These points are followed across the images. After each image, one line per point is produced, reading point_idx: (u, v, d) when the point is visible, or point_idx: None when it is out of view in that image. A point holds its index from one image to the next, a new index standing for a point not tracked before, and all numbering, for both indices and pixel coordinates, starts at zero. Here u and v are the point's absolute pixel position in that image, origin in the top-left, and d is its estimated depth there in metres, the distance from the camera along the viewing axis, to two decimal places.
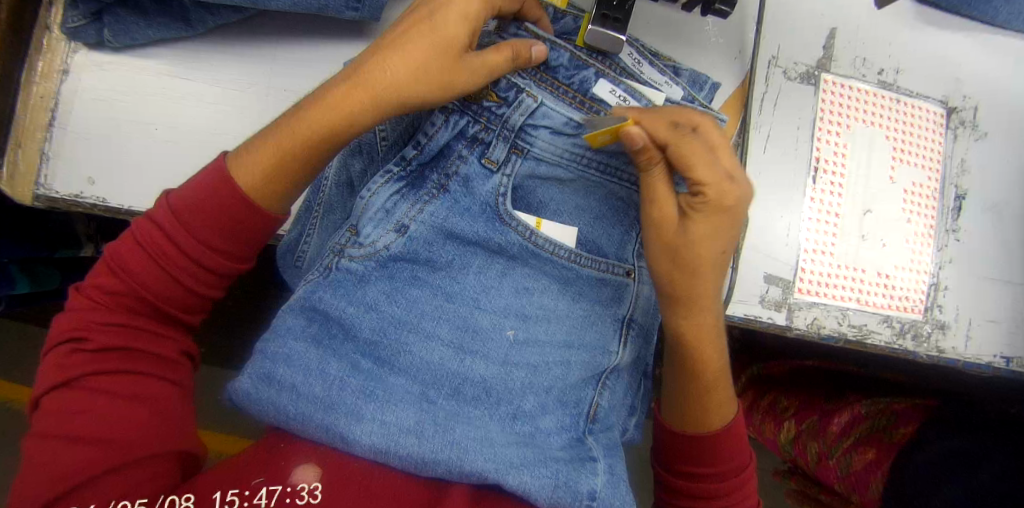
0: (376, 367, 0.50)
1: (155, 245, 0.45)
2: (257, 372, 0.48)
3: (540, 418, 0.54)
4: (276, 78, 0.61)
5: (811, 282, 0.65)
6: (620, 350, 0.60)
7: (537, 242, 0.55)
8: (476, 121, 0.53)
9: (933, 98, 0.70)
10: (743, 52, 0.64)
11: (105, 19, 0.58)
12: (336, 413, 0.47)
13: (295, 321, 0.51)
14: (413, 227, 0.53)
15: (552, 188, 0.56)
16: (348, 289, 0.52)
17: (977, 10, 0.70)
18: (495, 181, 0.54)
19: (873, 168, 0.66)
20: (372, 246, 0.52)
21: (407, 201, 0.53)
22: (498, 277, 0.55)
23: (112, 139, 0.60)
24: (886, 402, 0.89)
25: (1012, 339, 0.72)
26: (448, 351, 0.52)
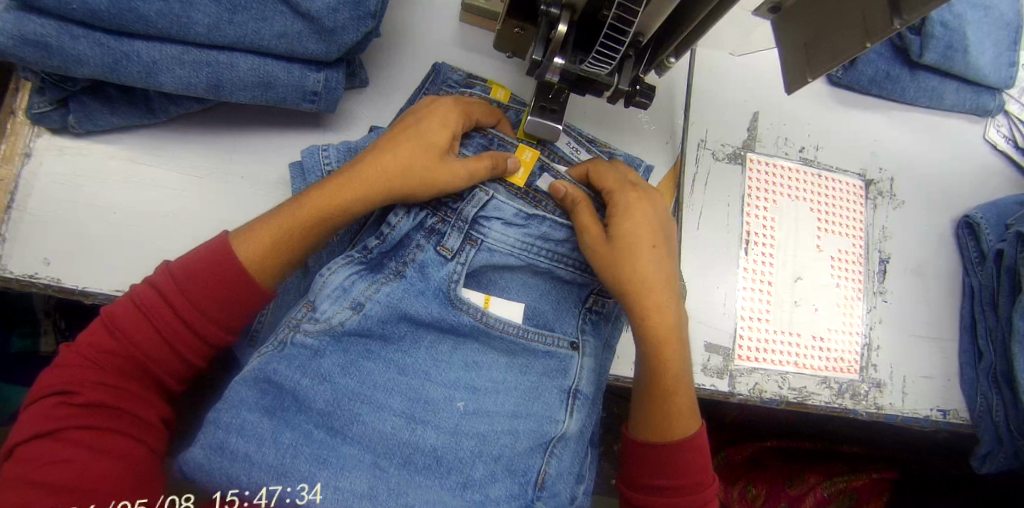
0: (327, 437, 0.49)
1: (156, 310, 0.48)
2: (210, 442, 0.47)
3: (490, 486, 0.53)
4: (237, 163, 0.65)
5: (749, 349, 0.68)
6: (566, 418, 0.59)
7: (487, 321, 0.57)
8: (434, 214, 0.57)
9: (852, 172, 0.76)
10: (673, 137, 0.70)
11: (70, 107, 0.60)
12: (290, 481, 0.46)
13: (249, 394, 0.49)
14: (368, 306, 0.53)
15: (504, 273, 0.60)
16: (302, 365, 0.51)
17: (888, 91, 0.77)
18: (449, 268, 0.56)
19: (800, 238, 0.71)
20: (327, 322, 0.52)
21: (364, 280, 0.54)
22: (449, 351, 0.56)
23: (71, 222, 0.62)
24: (846, 479, 0.89)
25: (945, 393, 0.76)
26: (399, 421, 0.52)
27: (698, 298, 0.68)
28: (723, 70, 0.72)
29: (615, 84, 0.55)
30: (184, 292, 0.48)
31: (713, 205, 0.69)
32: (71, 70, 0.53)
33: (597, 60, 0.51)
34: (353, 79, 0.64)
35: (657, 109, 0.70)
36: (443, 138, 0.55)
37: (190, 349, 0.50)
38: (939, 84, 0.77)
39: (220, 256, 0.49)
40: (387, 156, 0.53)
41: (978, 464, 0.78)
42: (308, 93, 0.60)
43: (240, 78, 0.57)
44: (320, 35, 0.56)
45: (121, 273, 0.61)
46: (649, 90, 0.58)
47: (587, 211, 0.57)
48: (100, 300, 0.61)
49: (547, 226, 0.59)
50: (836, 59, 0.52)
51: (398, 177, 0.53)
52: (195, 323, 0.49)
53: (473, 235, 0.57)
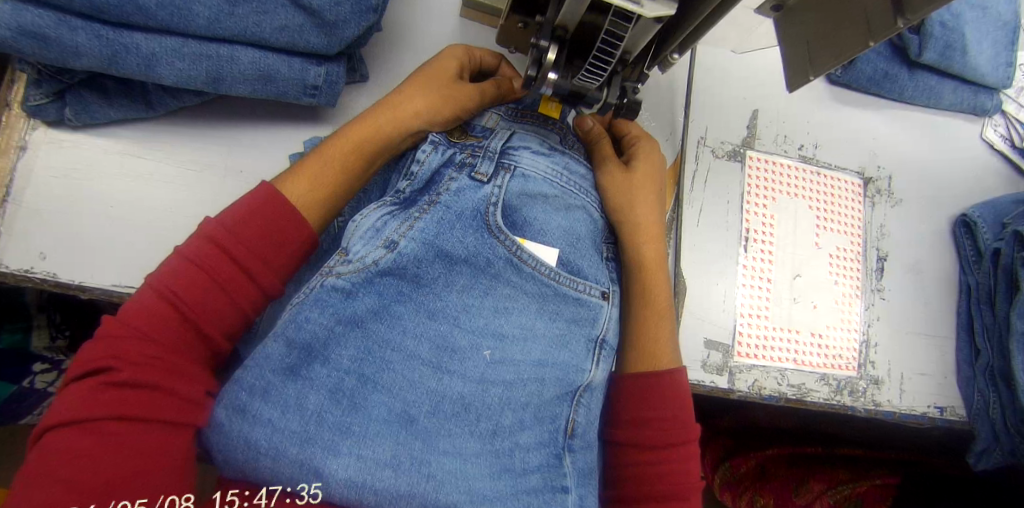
0: (358, 385, 0.48)
1: (212, 264, 0.48)
2: (233, 402, 0.46)
3: (519, 433, 0.52)
4: (235, 157, 0.64)
5: (749, 346, 0.69)
6: (593, 369, 0.58)
7: (521, 257, 0.55)
8: (462, 151, 0.57)
9: (850, 170, 0.76)
10: (674, 134, 0.70)
11: (68, 100, 0.59)
12: (313, 447, 0.45)
13: (275, 349, 0.47)
14: (403, 243, 0.52)
15: (540, 205, 0.58)
16: (335, 309, 0.49)
17: (887, 89, 0.77)
18: (485, 191, 0.55)
19: (799, 235, 0.72)
20: (360, 261, 0.51)
21: (397, 219, 0.53)
22: (480, 295, 0.54)
23: (67, 216, 0.61)
24: (849, 488, 0.91)
25: (942, 389, 0.76)
26: (426, 370, 0.50)
27: (697, 294, 0.68)
28: (723, 68, 0.72)
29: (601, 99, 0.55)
30: (237, 242, 0.49)
31: (713, 202, 0.69)
32: (70, 62, 0.53)
33: (588, 73, 0.51)
34: (354, 73, 0.64)
35: (657, 106, 0.70)
36: (455, 66, 0.60)
37: (242, 306, 0.49)
38: (938, 84, 0.78)
39: (270, 206, 0.50)
40: (414, 88, 0.58)
41: (974, 461, 0.78)
42: (308, 87, 0.60)
43: (239, 71, 0.57)
44: (322, 29, 0.56)
45: (118, 267, 0.61)
46: (637, 105, 0.56)
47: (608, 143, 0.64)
48: (97, 294, 0.60)
49: (568, 160, 0.61)
50: (839, 59, 0.52)
51: (424, 115, 0.57)
52: (246, 273, 0.49)
53: (506, 164, 0.57)
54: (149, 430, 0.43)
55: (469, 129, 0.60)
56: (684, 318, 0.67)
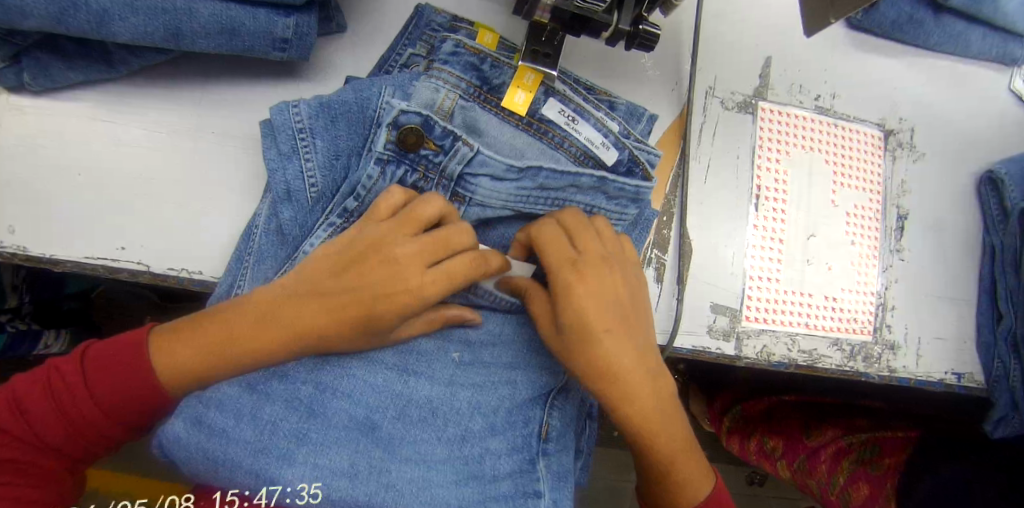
0: (316, 392, 0.46)
1: (61, 379, 0.42)
2: (189, 415, 0.44)
3: (490, 439, 0.50)
4: (207, 120, 0.60)
5: (758, 309, 0.65)
6: (569, 371, 0.55)
7: (478, 292, 0.52)
8: (414, 170, 0.52)
9: (869, 121, 0.71)
10: (680, 84, 0.65)
11: (24, 62, 0.55)
12: (267, 458, 0.43)
13: None
14: None
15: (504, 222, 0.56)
16: None
17: (911, 36, 0.71)
18: None
19: (814, 192, 0.67)
20: None
21: None
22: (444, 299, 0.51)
23: (31, 187, 0.57)
24: (864, 434, 0.88)
25: (960, 355, 0.72)
26: (391, 373, 0.49)
27: (705, 256, 0.64)
28: (733, 13, 0.67)
29: (614, 24, 0.51)
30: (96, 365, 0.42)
31: (721, 158, 0.65)
32: (17, 22, 0.49)
33: None
34: (330, 24, 0.59)
35: (662, 54, 0.65)
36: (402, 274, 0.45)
37: (103, 430, 0.42)
38: (964, 30, 0.71)
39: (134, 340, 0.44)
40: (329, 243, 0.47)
41: (991, 429, 0.75)
42: (279, 40, 0.55)
43: (202, 25, 0.52)
44: None
45: (89, 239, 0.57)
46: (653, 33, 0.52)
47: (540, 292, 0.51)
48: (69, 268, 0.57)
49: (544, 176, 0.53)
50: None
51: (322, 325, 0.45)
52: (105, 407, 0.42)
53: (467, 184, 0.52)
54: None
55: (429, 133, 0.51)
56: (690, 281, 0.63)
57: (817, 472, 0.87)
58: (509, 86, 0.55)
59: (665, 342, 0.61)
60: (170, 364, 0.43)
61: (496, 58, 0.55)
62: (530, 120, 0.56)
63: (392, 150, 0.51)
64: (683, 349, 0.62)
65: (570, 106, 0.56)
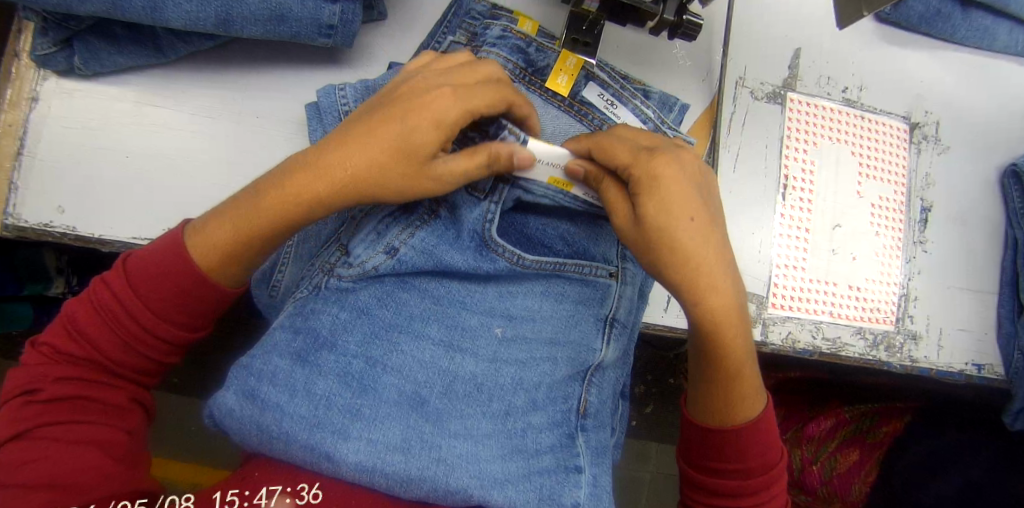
0: (366, 368, 0.48)
1: (106, 306, 0.44)
2: (241, 388, 0.46)
3: (532, 414, 0.52)
4: (249, 104, 0.62)
5: (784, 297, 0.66)
6: (604, 348, 0.57)
7: (525, 264, 0.53)
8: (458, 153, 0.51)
9: (897, 114, 0.72)
10: (710, 74, 0.65)
11: (76, 47, 0.57)
12: (323, 432, 0.44)
13: (283, 336, 0.48)
14: (403, 250, 0.51)
15: (540, 215, 0.56)
16: (337, 301, 0.50)
17: (938, 29, 0.72)
18: (482, 208, 0.52)
19: (840, 182, 0.68)
20: (362, 267, 0.51)
21: (398, 224, 0.52)
22: (481, 281, 0.54)
23: (81, 167, 0.60)
24: (866, 405, 0.91)
25: (981, 346, 0.73)
26: (438, 350, 0.51)
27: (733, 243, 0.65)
28: (764, 5, 0.68)
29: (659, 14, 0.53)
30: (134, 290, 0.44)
31: (749, 147, 0.66)
32: (74, 6, 0.50)
33: None
34: (371, 12, 0.61)
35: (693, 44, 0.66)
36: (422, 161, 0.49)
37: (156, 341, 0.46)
38: (992, 24, 0.72)
39: (166, 252, 0.45)
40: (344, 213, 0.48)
41: (1010, 421, 0.75)
42: (323, 27, 0.57)
43: (251, 11, 0.54)
44: None
45: (137, 219, 0.59)
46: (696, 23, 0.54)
47: (612, 191, 0.49)
48: (117, 247, 0.59)
49: None
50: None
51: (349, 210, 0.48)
52: (156, 313, 0.44)
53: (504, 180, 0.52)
54: (75, 439, 0.42)
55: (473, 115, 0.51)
56: None
57: (808, 446, 0.88)
58: (552, 70, 0.57)
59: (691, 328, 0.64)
60: (202, 249, 0.45)
61: (541, 43, 0.57)
62: (571, 102, 0.57)
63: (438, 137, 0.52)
64: None
65: (609, 92, 0.58)
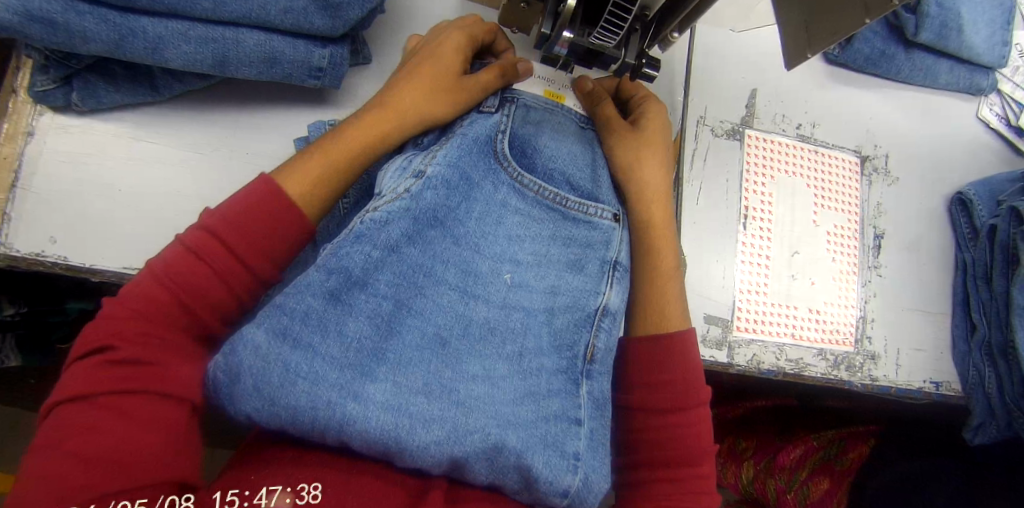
0: (395, 311, 0.48)
1: (208, 248, 0.46)
2: (273, 324, 0.44)
3: (542, 357, 0.54)
4: (241, 142, 0.66)
5: (748, 321, 0.70)
6: (608, 291, 0.59)
7: (524, 182, 0.58)
8: None
9: (847, 148, 0.77)
10: (672, 115, 0.71)
11: (75, 84, 0.60)
12: (352, 372, 0.45)
13: (315, 275, 0.47)
14: (430, 172, 0.53)
15: (546, 138, 0.61)
16: (372, 239, 0.49)
17: (884, 69, 0.78)
18: (495, 121, 0.59)
19: (797, 212, 0.73)
20: (395, 192, 0.51)
21: (421, 157, 0.55)
22: (495, 223, 0.56)
23: (74, 200, 0.62)
24: (831, 432, 0.99)
25: (937, 365, 0.78)
26: (454, 294, 0.52)
27: (698, 272, 0.69)
28: (721, 49, 0.73)
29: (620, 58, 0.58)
30: (234, 231, 0.47)
31: (712, 181, 0.70)
32: (76, 47, 0.53)
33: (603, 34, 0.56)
34: (357, 56, 0.65)
35: (655, 86, 0.71)
36: (457, 63, 0.58)
37: (243, 276, 0.48)
38: (934, 63, 0.78)
39: (261, 197, 0.49)
40: (406, 85, 0.56)
41: (970, 436, 0.79)
42: (314, 69, 0.61)
43: (246, 54, 0.58)
44: (325, 11, 0.57)
45: (130, 251, 0.62)
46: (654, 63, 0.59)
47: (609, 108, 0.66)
48: (106, 277, 0.61)
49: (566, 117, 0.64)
50: (835, 35, 0.50)
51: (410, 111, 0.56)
52: (250, 245, 0.48)
53: (508, 97, 0.61)
54: (143, 422, 0.41)
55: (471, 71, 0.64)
56: (685, 294, 0.68)
57: (779, 475, 0.97)
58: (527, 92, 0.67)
59: None
60: (292, 189, 0.51)
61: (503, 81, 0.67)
62: None
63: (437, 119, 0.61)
64: None
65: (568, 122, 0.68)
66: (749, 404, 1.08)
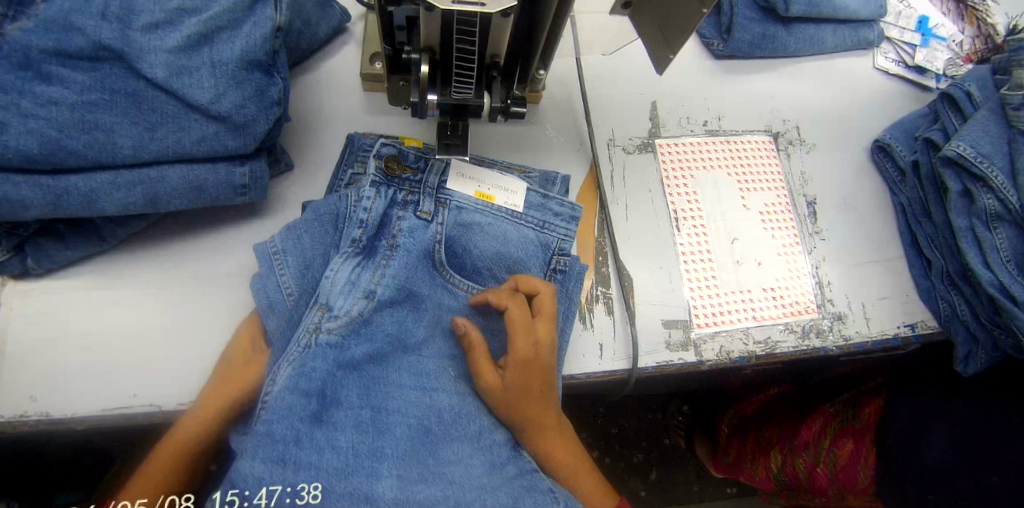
0: (375, 414, 0.51)
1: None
2: (270, 454, 0.45)
3: (495, 430, 0.58)
4: (192, 268, 0.69)
5: (706, 316, 0.72)
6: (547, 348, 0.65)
7: (456, 283, 0.63)
8: (401, 189, 0.62)
9: (756, 131, 0.81)
10: (583, 145, 0.76)
11: (28, 250, 0.64)
12: (358, 476, 0.47)
13: (293, 399, 0.49)
14: (380, 290, 0.58)
15: (476, 233, 0.65)
16: (335, 358, 0.53)
17: (772, 49, 0.83)
18: (432, 229, 0.63)
19: (724, 202, 0.76)
20: (347, 315, 0.56)
21: (367, 270, 0.58)
22: (438, 324, 0.61)
23: (44, 357, 0.64)
24: (844, 397, 0.99)
25: (908, 307, 0.78)
26: (416, 392, 0.55)
27: (644, 282, 0.72)
28: (613, 75, 0.79)
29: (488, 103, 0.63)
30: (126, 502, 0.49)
31: (636, 195, 0.75)
32: (18, 214, 0.56)
33: (461, 85, 0.59)
34: (278, 164, 0.72)
35: (561, 123, 0.76)
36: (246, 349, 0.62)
37: None
38: (817, 32, 0.84)
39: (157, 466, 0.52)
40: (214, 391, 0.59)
41: (962, 369, 0.77)
42: (238, 187, 0.64)
43: (173, 187, 0.61)
44: (234, 131, 0.61)
45: (107, 393, 0.63)
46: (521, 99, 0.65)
47: (482, 358, 0.58)
48: (89, 424, 0.62)
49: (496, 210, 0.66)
50: (684, 32, 0.55)
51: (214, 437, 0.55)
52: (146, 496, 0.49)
53: (443, 199, 0.64)
54: None
55: (405, 160, 0.63)
56: (639, 306, 0.71)
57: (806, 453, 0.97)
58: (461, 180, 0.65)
59: (630, 366, 0.67)
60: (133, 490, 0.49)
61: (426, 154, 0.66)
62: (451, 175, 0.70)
63: (380, 174, 0.62)
64: (648, 368, 0.69)
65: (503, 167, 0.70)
66: (761, 397, 1.10)
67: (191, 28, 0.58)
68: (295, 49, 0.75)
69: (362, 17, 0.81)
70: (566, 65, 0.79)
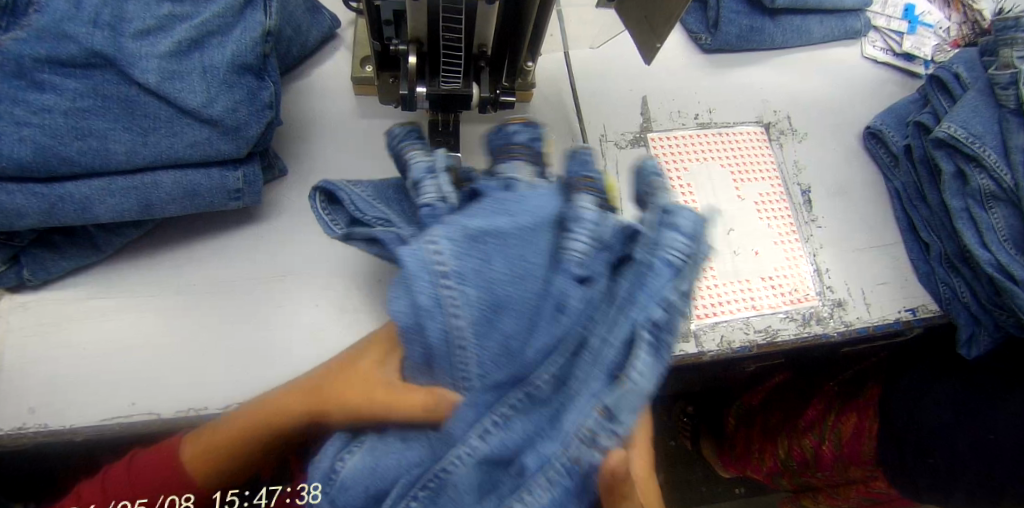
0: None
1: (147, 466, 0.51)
2: None
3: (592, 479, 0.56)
4: (188, 275, 0.69)
5: (705, 306, 0.72)
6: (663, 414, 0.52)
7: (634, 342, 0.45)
8: (673, 251, 0.46)
9: (748, 122, 0.82)
10: (575, 141, 0.76)
11: (23, 261, 0.64)
12: None
13: (547, 494, 0.43)
14: (634, 376, 0.43)
15: (643, 277, 0.46)
16: (571, 464, 0.43)
17: (759, 40, 0.83)
18: (656, 272, 0.45)
19: (719, 193, 0.77)
20: (621, 437, 0.43)
21: (635, 353, 0.44)
22: (591, 368, 0.45)
23: (41, 369, 0.63)
24: (845, 377, 0.98)
25: (907, 292, 0.78)
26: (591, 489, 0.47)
27: None
28: (602, 71, 0.80)
29: (478, 93, 0.64)
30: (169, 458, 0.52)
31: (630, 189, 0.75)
32: (13, 223, 0.57)
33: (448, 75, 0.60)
34: (272, 170, 0.72)
35: (553, 121, 0.77)
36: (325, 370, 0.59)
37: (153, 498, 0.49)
38: (802, 23, 0.85)
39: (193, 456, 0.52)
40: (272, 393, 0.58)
41: (965, 352, 0.76)
42: (232, 192, 0.65)
43: (167, 193, 0.61)
44: (227, 135, 0.61)
45: (104, 403, 0.62)
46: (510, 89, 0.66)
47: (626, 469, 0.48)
48: (88, 434, 0.62)
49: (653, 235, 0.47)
50: (673, 17, 0.59)
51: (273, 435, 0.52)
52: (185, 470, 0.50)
53: (669, 216, 0.47)
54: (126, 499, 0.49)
55: (571, 181, 0.51)
56: None
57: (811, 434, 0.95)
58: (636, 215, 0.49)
59: None
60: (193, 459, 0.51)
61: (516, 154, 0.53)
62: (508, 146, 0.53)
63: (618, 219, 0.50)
64: None
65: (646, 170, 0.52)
66: (767, 386, 1.09)
67: (181, 34, 0.59)
68: (285, 56, 0.76)
69: (351, 24, 0.83)
70: (555, 63, 0.80)
